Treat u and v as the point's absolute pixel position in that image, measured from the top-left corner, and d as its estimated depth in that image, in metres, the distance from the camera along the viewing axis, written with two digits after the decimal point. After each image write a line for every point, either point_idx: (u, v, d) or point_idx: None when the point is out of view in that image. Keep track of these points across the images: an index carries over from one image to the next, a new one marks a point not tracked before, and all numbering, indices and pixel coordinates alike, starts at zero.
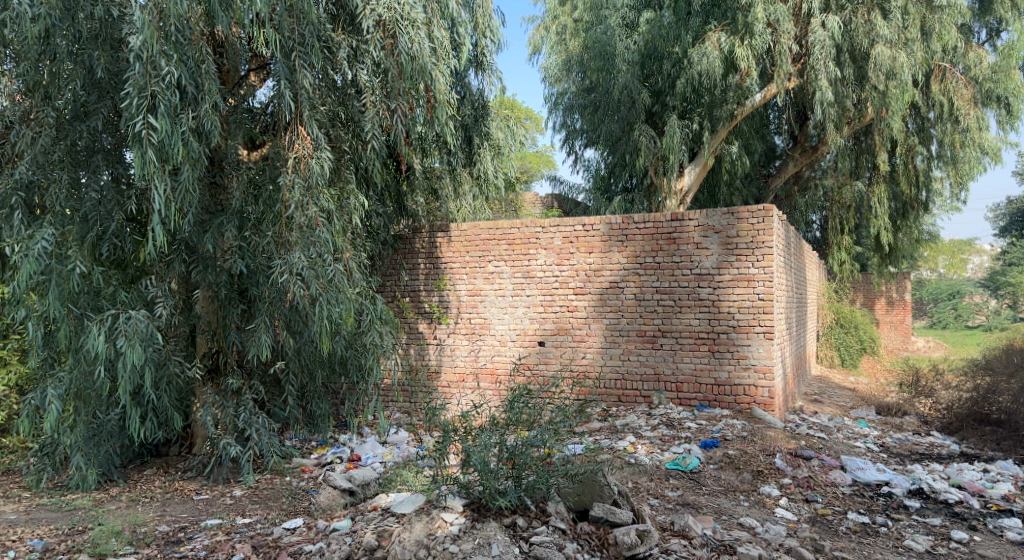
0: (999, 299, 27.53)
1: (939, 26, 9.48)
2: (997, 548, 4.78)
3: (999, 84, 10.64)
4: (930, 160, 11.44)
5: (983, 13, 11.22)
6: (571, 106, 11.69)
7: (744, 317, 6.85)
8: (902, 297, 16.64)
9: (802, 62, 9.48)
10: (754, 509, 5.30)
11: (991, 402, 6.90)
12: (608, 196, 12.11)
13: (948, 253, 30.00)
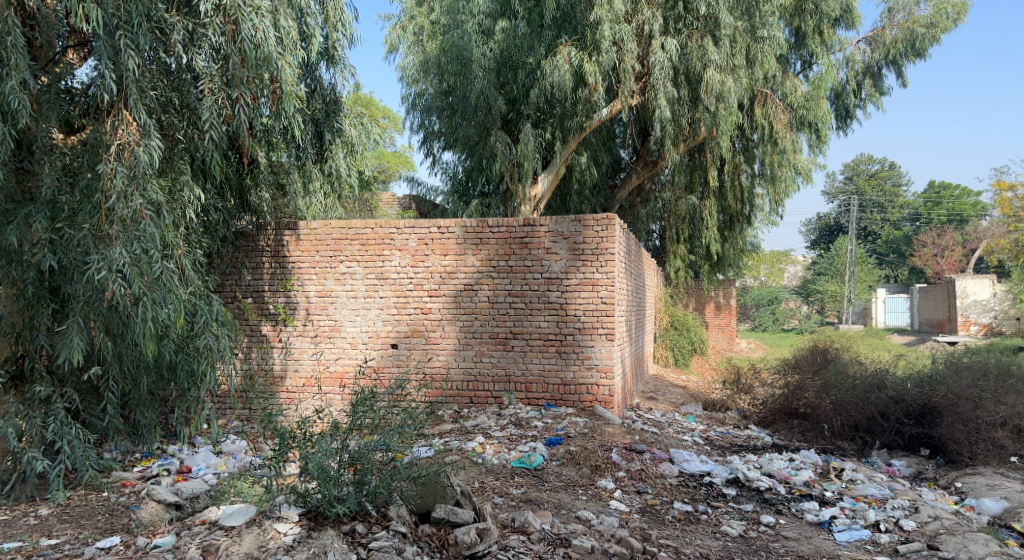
0: (811, 304, 30.99)
1: (761, 55, 10.28)
2: (797, 529, 5.35)
3: (810, 111, 11.83)
4: (752, 178, 12.62)
5: (799, 47, 12.48)
6: (429, 108, 11.69)
7: (589, 319, 7.17)
8: (728, 302, 18.17)
9: (644, 81, 10.04)
10: (591, 502, 5.56)
11: (798, 398, 7.54)
12: (465, 200, 12.21)
13: (768, 262, 33.18)
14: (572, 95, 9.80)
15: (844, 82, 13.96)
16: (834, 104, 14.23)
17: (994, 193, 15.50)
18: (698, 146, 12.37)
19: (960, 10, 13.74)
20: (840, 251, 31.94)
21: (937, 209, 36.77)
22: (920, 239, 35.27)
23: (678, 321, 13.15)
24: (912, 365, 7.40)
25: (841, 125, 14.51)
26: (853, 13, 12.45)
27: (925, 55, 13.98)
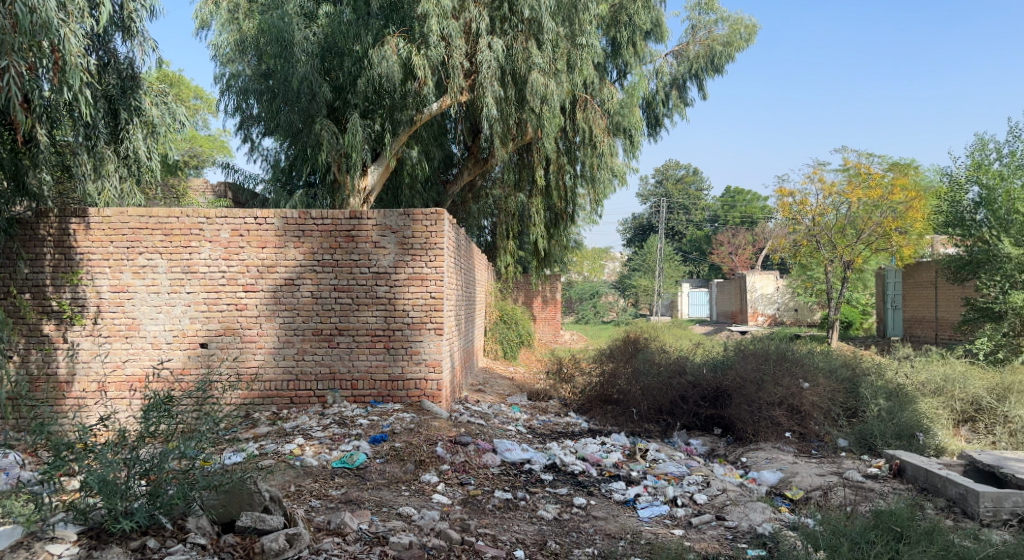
0: (627, 297, 33.20)
1: (580, 62, 10.78)
2: (606, 509, 5.68)
3: (625, 117, 12.75)
4: (574, 179, 12.78)
5: (614, 56, 13.17)
6: (244, 90, 10.93)
7: (418, 313, 7.13)
8: (554, 296, 19.00)
9: (473, 78, 10.17)
10: (413, 498, 5.52)
11: (612, 385, 8.00)
12: (289, 190, 11.68)
13: (588, 258, 34.94)
14: (401, 87, 9.74)
15: (654, 92, 15.14)
16: (646, 112, 15.30)
17: (776, 198, 17.42)
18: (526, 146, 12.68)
19: (751, 32, 15.23)
20: (651, 249, 34.48)
21: (732, 211, 40.77)
22: (721, 239, 39.05)
23: (507, 316, 13.58)
24: (708, 352, 8.20)
25: (651, 132, 15.66)
26: (663, 26, 13.42)
27: (722, 71, 15.43)
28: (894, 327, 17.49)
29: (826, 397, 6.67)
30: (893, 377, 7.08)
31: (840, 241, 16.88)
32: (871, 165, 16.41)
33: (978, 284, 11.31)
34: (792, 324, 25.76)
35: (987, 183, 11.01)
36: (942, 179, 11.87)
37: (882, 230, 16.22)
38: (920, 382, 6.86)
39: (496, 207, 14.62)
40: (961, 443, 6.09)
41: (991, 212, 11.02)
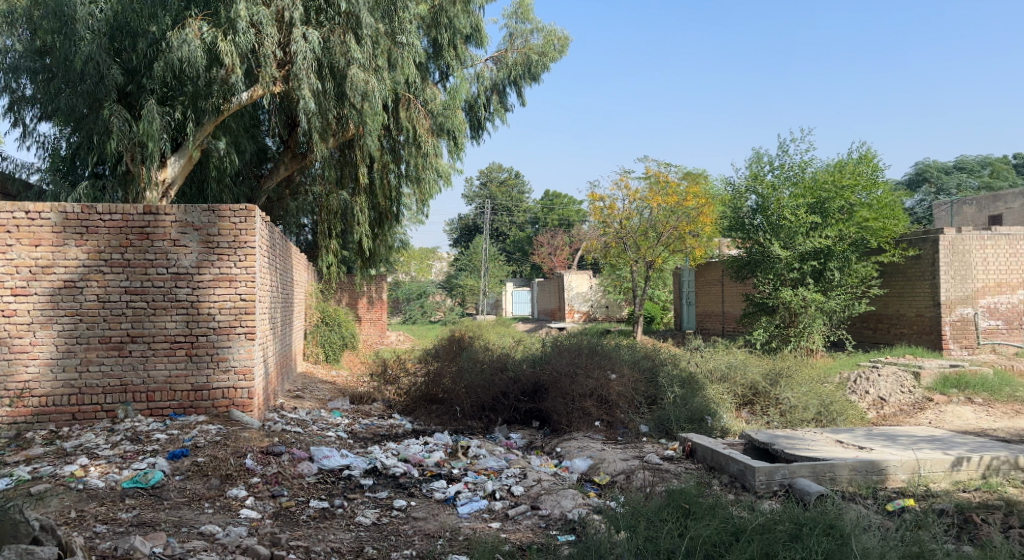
0: (454, 297, 33.68)
1: (402, 60, 10.71)
2: (426, 508, 5.56)
3: (448, 119, 12.66)
4: (400, 177, 12.76)
5: (436, 57, 13.27)
6: (15, 69, 9.70)
7: (224, 317, 6.68)
8: (380, 297, 18.77)
9: (286, 69, 9.76)
10: (218, 515, 5.10)
11: (437, 384, 8.04)
12: (72, 181, 10.52)
13: (414, 257, 34.84)
14: (205, 74, 9.03)
15: (475, 95, 15.24)
16: (468, 115, 15.27)
17: (587, 202, 18.36)
18: (347, 143, 12.15)
19: (564, 44, 16.03)
20: (477, 249, 35.25)
21: (550, 214, 42.82)
22: (540, 241, 40.55)
23: (328, 317, 13.20)
24: (528, 348, 8.54)
25: (474, 136, 15.72)
26: (482, 31, 13.78)
27: (538, 80, 16.07)
28: (687, 320, 19.21)
29: (629, 386, 7.16)
30: (687, 367, 7.74)
31: (642, 242, 18.15)
32: (669, 173, 17.82)
33: (754, 281, 12.80)
34: (604, 319, 27.32)
35: (762, 191, 12.27)
36: (726, 187, 13.01)
37: (678, 234, 17.99)
38: (709, 369, 7.58)
39: (317, 205, 14.11)
40: (740, 424, 6.83)
41: (765, 217, 12.32)
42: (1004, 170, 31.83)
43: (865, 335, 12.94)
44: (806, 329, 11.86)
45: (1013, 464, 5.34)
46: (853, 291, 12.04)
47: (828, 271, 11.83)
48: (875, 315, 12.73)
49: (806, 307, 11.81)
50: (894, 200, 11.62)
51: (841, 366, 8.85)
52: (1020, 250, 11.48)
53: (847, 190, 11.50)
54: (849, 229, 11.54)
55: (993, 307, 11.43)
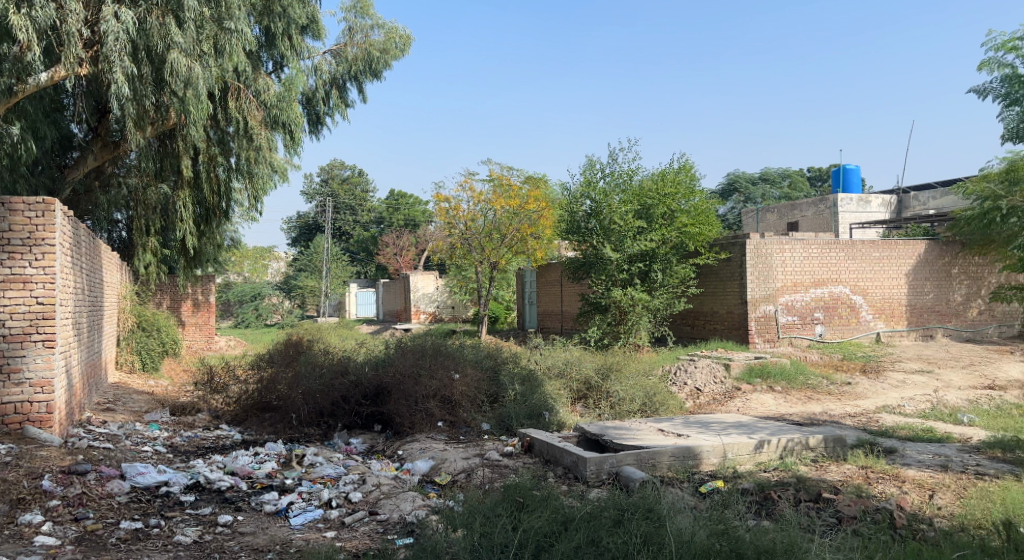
0: (291, 299, 32.74)
1: (229, 47, 9.91)
2: (255, 522, 5.20)
3: (283, 112, 11.64)
4: (229, 172, 12.03)
5: (269, 47, 12.43)
6: None
7: (17, 324, 5.97)
8: (207, 299, 17.66)
9: (95, 50, 8.96)
10: (7, 544, 4.47)
11: (271, 392, 7.65)
12: None
13: (249, 258, 33.16)
14: None
15: (314, 88, 14.77)
16: (306, 108, 14.88)
17: (432, 202, 18.36)
18: (168, 131, 11.31)
19: (406, 42, 15.76)
20: (316, 249, 35.04)
21: (395, 213, 42.24)
22: (386, 241, 40.24)
23: (146, 322, 12.15)
24: (370, 351, 8.41)
25: (313, 129, 15.36)
26: (319, 24, 13.25)
27: (380, 76, 15.62)
28: (530, 320, 19.96)
29: (473, 385, 7.31)
30: (527, 364, 8.04)
31: (488, 243, 18.62)
32: (511, 177, 18.30)
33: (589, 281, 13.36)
34: (450, 320, 27.38)
35: (595, 198, 12.90)
36: (564, 192, 13.61)
37: (519, 235, 18.41)
38: (548, 366, 7.95)
39: (133, 199, 12.94)
40: (574, 418, 7.16)
41: (598, 222, 12.91)
42: (800, 183, 36.00)
43: (684, 331, 14.13)
44: (635, 326, 12.65)
45: (804, 444, 5.82)
46: (673, 290, 12.99)
47: (652, 272, 12.74)
48: (692, 313, 13.94)
49: (634, 305, 12.61)
50: (709, 208, 12.80)
51: (664, 361, 9.51)
52: (814, 252, 12.84)
53: (669, 198, 12.48)
54: (671, 234, 12.52)
55: (791, 304, 12.69)
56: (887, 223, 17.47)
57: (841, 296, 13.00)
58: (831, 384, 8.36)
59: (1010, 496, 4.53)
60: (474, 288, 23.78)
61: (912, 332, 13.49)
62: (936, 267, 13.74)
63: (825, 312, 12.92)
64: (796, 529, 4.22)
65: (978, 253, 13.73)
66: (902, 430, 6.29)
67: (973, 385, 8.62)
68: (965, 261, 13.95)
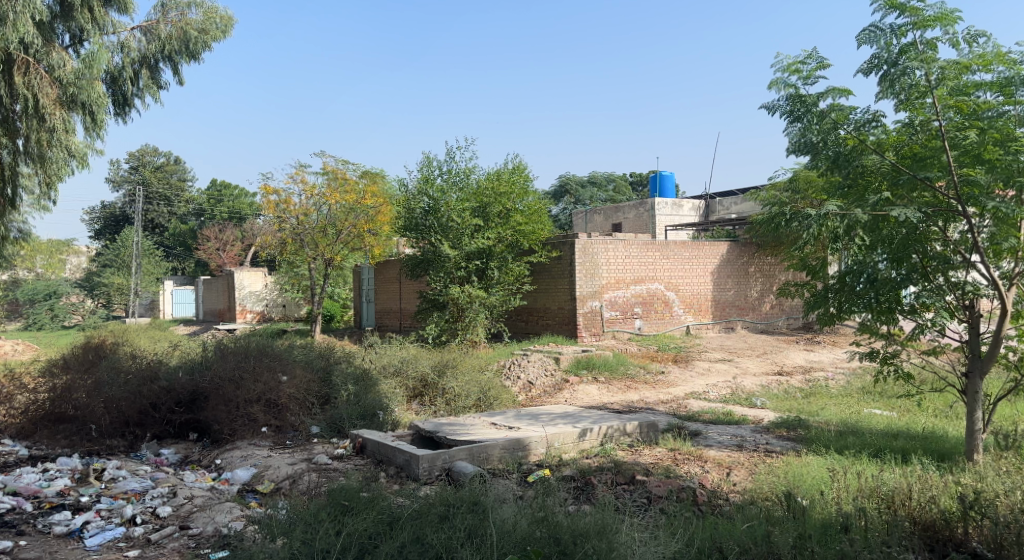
0: (95, 298, 29.71)
1: (13, 14, 8.75)
2: (40, 547, 4.63)
3: (82, 92, 9.89)
4: (15, 155, 10.12)
5: (64, 18, 10.22)
6: None
7: None
8: None
9: None
10: None
11: (66, 401, 6.82)
12: None
13: (42, 252, 29.59)
14: None
15: (119, 66, 12.50)
16: (110, 88, 12.57)
17: (259, 195, 17.37)
18: None
19: (228, 24, 13.98)
20: (127, 243, 32.13)
21: (219, 206, 39.45)
22: (207, 233, 37.49)
23: None
24: (187, 353, 7.86)
25: (118, 112, 13.02)
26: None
27: (198, 59, 13.69)
28: (367, 319, 20.46)
29: (301, 388, 7.07)
30: (361, 364, 7.90)
31: (322, 239, 17.84)
32: (346, 171, 17.84)
33: (427, 278, 13.25)
34: (280, 319, 26.55)
35: (432, 196, 12.86)
36: (400, 189, 13.45)
37: (356, 232, 17.97)
38: (383, 364, 7.85)
39: None
40: (409, 414, 7.14)
41: (435, 218, 12.88)
42: (624, 187, 38.40)
43: (519, 326, 14.56)
44: (471, 322, 12.85)
45: (622, 430, 6.22)
46: (509, 287, 13.31)
47: (488, 270, 13.03)
48: (527, 309, 14.35)
49: (471, 302, 12.75)
50: (542, 208, 13.42)
51: (498, 356, 9.76)
52: (633, 253, 13.83)
53: (504, 198, 12.89)
54: (506, 233, 12.87)
55: (614, 300, 13.54)
56: (699, 226, 19.13)
57: (657, 293, 14.11)
58: (648, 373, 9.04)
59: (791, 470, 5.10)
60: (307, 285, 23.02)
61: (716, 324, 14.87)
62: (736, 266, 15.24)
63: (643, 307, 13.93)
64: (613, 513, 4.32)
65: (770, 253, 15.34)
66: (706, 414, 6.91)
67: (765, 371, 9.73)
68: (760, 261, 15.54)
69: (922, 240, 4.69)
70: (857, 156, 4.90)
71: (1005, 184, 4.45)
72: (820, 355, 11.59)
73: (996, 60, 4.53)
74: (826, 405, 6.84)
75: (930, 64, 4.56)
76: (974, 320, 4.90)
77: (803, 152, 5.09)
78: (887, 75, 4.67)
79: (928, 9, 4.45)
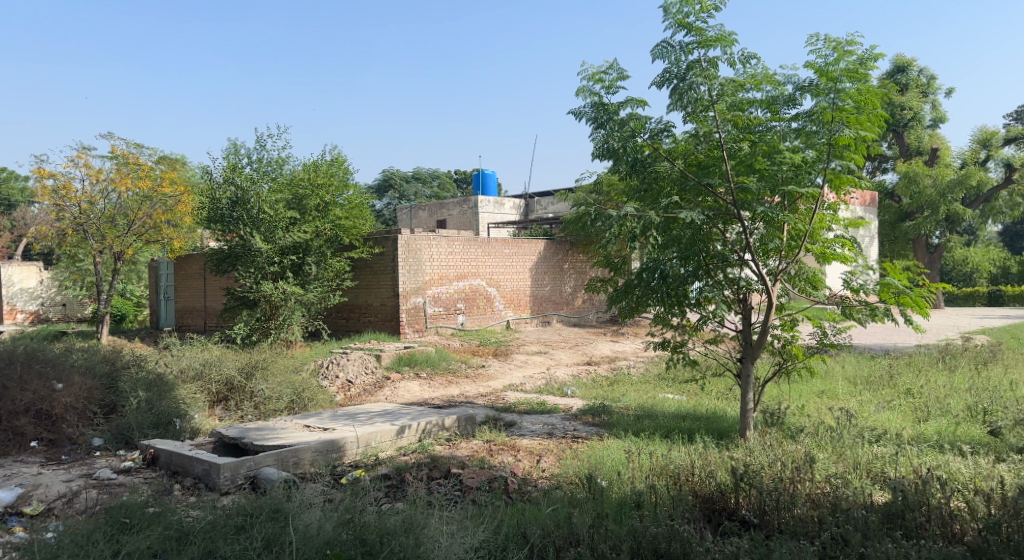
0: None
1: None
2: None
3: None
4: None
5: None
6: None
7: None
8: None
9: None
10: None
11: None
12: None
13: None
14: None
15: None
16: None
17: (31, 178, 15.15)
18: None
19: None
20: None
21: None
22: None
23: None
24: None
25: None
26: None
27: None
28: (166, 318, 19.32)
29: (81, 396, 6.39)
30: (154, 368, 7.34)
31: (109, 231, 15.99)
32: (139, 155, 16.10)
33: (234, 274, 12.27)
34: (59, 320, 24.30)
35: (240, 185, 11.71)
36: (202, 176, 12.10)
37: (152, 223, 16.59)
38: (182, 368, 7.35)
39: None
40: (214, 420, 6.70)
41: (245, 211, 11.78)
42: (449, 183, 38.85)
43: (339, 325, 14.48)
44: (285, 321, 12.20)
45: (440, 425, 6.29)
46: (328, 284, 12.81)
47: (306, 265, 12.41)
48: (348, 306, 14.23)
49: (286, 300, 12.12)
50: (363, 203, 13.12)
51: (315, 354, 9.47)
52: (457, 248, 14.04)
53: (321, 190, 12.28)
54: (324, 226, 12.39)
55: (436, 295, 13.69)
56: (518, 224, 19.96)
57: (479, 289, 14.46)
58: (468, 367, 9.26)
59: (594, 453, 5.45)
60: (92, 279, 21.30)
61: (534, 319, 15.54)
62: (551, 263, 16.07)
63: (465, 303, 14.19)
64: (422, 508, 4.25)
65: (582, 251, 16.38)
66: (521, 405, 7.19)
67: (576, 361, 10.35)
68: (572, 258, 16.54)
69: (705, 239, 5.19)
70: (652, 163, 5.28)
71: (772, 191, 5.01)
72: (625, 345, 12.61)
73: (765, 80, 5.05)
74: (627, 391, 7.40)
75: (711, 80, 4.99)
76: (746, 311, 5.52)
77: (606, 157, 5.40)
78: (676, 89, 5.02)
79: (710, 30, 4.87)
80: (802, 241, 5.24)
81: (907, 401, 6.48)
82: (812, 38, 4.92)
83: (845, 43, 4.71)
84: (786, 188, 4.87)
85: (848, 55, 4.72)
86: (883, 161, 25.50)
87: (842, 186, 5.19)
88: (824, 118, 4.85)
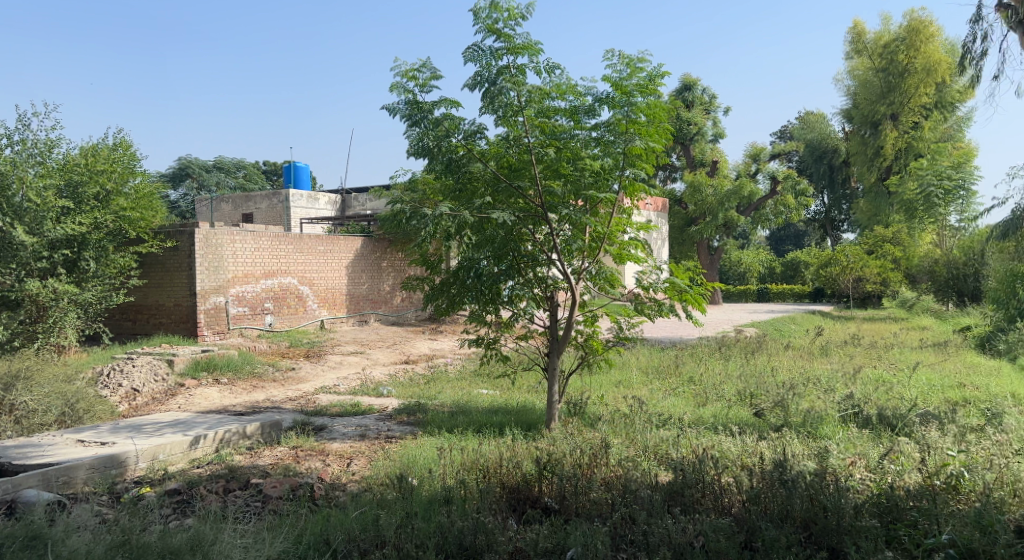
0: None
1: None
2: None
3: None
4: None
5: None
6: None
7: None
8: None
9: None
10: None
11: None
12: None
13: None
14: None
15: None
16: None
17: None
18: None
19: None
20: None
21: None
22: None
23: None
24: None
25: None
26: None
27: None
28: None
29: None
30: None
31: None
32: None
33: None
34: None
35: None
36: None
37: None
38: None
39: None
40: None
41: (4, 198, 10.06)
42: (254, 174, 36.87)
43: (124, 327, 13.30)
44: (57, 323, 10.62)
45: (241, 433, 5.98)
46: (109, 282, 11.59)
47: (82, 261, 11.03)
48: (133, 306, 13.14)
49: (57, 299, 10.59)
50: (151, 191, 12.18)
51: (96, 362, 8.51)
52: (263, 244, 13.32)
53: (102, 176, 11.18)
54: (105, 217, 11.16)
55: (240, 295, 12.88)
56: (334, 221, 19.44)
57: (290, 287, 13.87)
58: (276, 370, 8.83)
59: (406, 453, 5.44)
60: None
61: (350, 317, 15.22)
62: (370, 261, 15.85)
63: (274, 302, 13.53)
64: (212, 523, 3.94)
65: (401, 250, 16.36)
66: (334, 407, 6.99)
67: (394, 360, 10.28)
68: (391, 257, 16.45)
69: (517, 240, 5.39)
70: (466, 163, 5.39)
71: (576, 195, 5.42)
72: (442, 343, 12.77)
73: (568, 90, 5.31)
74: (442, 389, 7.47)
75: (520, 86, 5.13)
76: (553, 308, 5.83)
77: (421, 156, 5.37)
78: (487, 92, 5.10)
79: (518, 37, 5.05)
80: (601, 243, 5.70)
81: (689, 388, 7.19)
82: (607, 53, 5.23)
83: (636, 60, 5.11)
84: (587, 192, 5.29)
85: (639, 71, 5.12)
86: (671, 171, 28.28)
87: (636, 193, 5.62)
88: (619, 128, 5.25)
